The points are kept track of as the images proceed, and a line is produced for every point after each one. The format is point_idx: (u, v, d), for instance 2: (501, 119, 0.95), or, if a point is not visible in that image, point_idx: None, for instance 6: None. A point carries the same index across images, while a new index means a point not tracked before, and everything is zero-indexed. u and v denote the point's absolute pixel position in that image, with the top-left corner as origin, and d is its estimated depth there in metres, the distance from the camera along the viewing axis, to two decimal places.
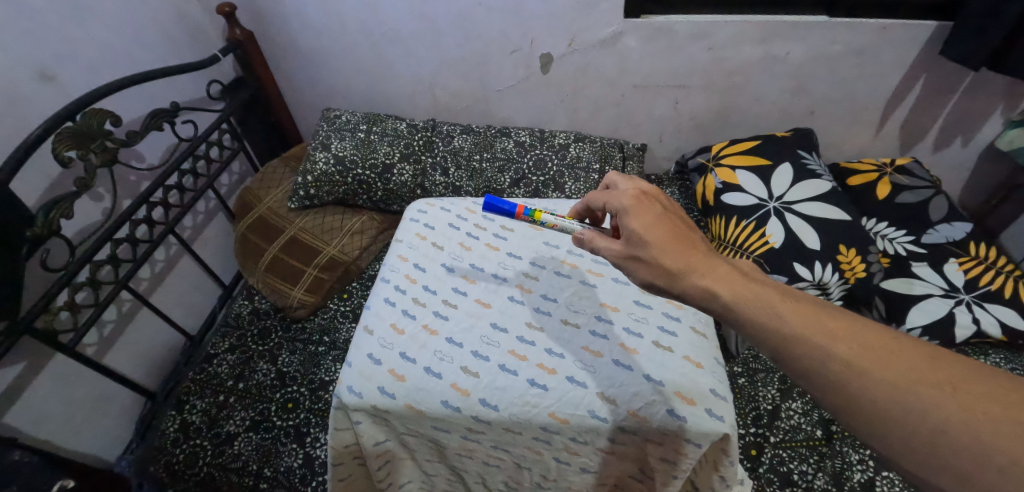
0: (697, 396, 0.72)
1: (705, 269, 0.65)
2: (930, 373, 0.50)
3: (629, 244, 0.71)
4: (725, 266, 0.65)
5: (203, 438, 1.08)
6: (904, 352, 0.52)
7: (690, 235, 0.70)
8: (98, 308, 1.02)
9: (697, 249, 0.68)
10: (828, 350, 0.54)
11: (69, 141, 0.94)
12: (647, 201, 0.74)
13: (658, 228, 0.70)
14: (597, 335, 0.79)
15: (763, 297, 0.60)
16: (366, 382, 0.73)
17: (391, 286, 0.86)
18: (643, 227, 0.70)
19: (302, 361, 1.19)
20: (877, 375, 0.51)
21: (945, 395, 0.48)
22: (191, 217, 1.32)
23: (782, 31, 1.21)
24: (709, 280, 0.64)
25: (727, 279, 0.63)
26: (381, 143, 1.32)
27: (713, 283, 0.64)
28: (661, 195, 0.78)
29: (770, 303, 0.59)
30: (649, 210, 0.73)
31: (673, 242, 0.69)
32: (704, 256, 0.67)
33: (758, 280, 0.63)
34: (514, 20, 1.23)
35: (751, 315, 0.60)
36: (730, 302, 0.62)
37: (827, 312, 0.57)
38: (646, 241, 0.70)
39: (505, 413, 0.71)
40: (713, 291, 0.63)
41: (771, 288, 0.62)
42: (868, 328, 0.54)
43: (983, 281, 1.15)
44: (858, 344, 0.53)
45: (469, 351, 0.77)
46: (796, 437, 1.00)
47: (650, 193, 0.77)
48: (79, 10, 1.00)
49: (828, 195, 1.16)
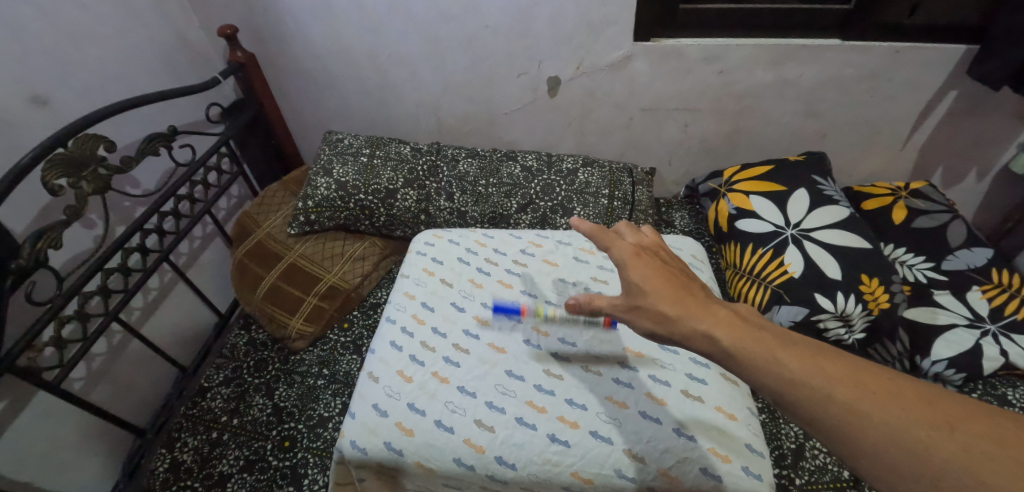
0: (732, 452, 0.68)
1: (704, 314, 0.61)
2: (929, 414, 0.46)
3: (628, 293, 0.66)
4: (722, 309, 0.61)
5: (194, 479, 1.02)
6: (901, 392, 0.48)
7: (689, 283, 0.66)
8: (86, 342, 0.96)
9: (696, 295, 0.64)
10: (828, 392, 0.49)
11: (58, 170, 0.89)
12: (646, 251, 0.69)
13: (657, 277, 0.66)
14: (621, 384, 0.74)
15: (761, 340, 0.55)
16: (370, 436, 0.69)
17: (398, 327, 0.81)
18: (642, 277, 0.66)
19: (300, 395, 1.13)
20: (878, 418, 0.47)
21: (946, 437, 0.45)
22: (186, 243, 1.28)
23: (795, 55, 1.19)
24: (707, 324, 0.60)
25: (725, 323, 0.59)
26: (384, 167, 1.29)
27: (711, 328, 0.59)
28: (660, 243, 0.73)
29: (769, 346, 0.55)
30: (646, 260, 0.68)
31: (672, 291, 0.64)
32: (706, 303, 0.62)
33: (756, 323, 0.59)
34: (521, 43, 1.21)
35: (750, 358, 0.55)
36: (728, 347, 0.57)
37: (826, 354, 0.52)
38: (644, 290, 0.65)
39: (523, 472, 0.67)
40: (711, 336, 0.59)
41: (767, 330, 0.57)
42: (864, 368, 0.51)
43: (1009, 309, 1.09)
44: (857, 384, 0.49)
45: (483, 401, 0.72)
46: (823, 479, 0.94)
47: (647, 242, 0.72)
48: (74, 33, 0.97)
49: (846, 222, 1.13)
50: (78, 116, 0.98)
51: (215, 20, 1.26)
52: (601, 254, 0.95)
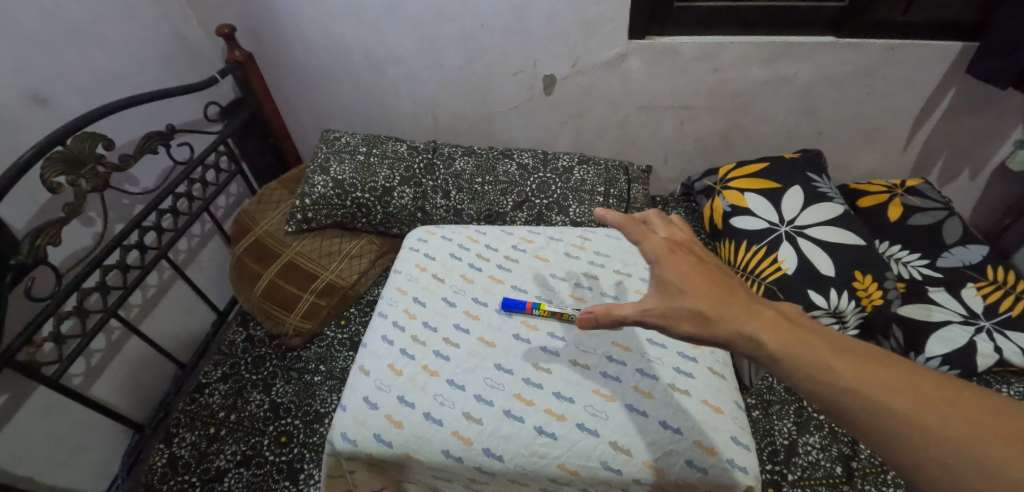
0: (717, 445, 0.69)
1: (748, 316, 0.61)
2: (992, 426, 0.46)
3: (666, 294, 0.66)
4: (766, 310, 0.61)
5: (191, 473, 1.03)
6: (963, 403, 0.48)
7: (728, 282, 0.66)
8: (85, 338, 0.97)
9: (737, 296, 0.64)
10: (885, 403, 0.50)
11: (58, 167, 0.90)
12: (681, 249, 0.69)
13: (695, 276, 0.66)
14: (609, 377, 0.75)
15: (810, 345, 0.56)
16: (360, 429, 0.70)
17: (389, 322, 0.82)
18: (679, 276, 0.66)
19: (297, 391, 1.14)
20: (938, 430, 0.47)
21: (1013, 451, 0.45)
22: (185, 241, 1.29)
23: (789, 53, 1.19)
24: (752, 326, 0.60)
25: (770, 325, 0.59)
26: (381, 165, 1.30)
27: (758, 331, 0.59)
28: (692, 241, 0.73)
29: (818, 350, 0.55)
30: (682, 257, 0.68)
31: (713, 291, 0.64)
32: (748, 303, 0.62)
33: (804, 326, 0.59)
34: (517, 41, 1.21)
35: (802, 363, 0.55)
36: (776, 352, 0.57)
37: (882, 362, 0.53)
38: (683, 290, 0.65)
39: (511, 464, 0.68)
40: (758, 339, 0.59)
41: (817, 335, 0.57)
42: (923, 377, 0.51)
43: (1003, 306, 1.09)
44: (916, 395, 0.49)
45: (472, 394, 0.73)
46: (816, 475, 0.95)
47: (681, 239, 0.72)
48: (74, 33, 0.99)
49: (841, 219, 1.13)
50: (78, 114, 0.99)
51: (213, 19, 1.27)
52: (592, 250, 0.95)
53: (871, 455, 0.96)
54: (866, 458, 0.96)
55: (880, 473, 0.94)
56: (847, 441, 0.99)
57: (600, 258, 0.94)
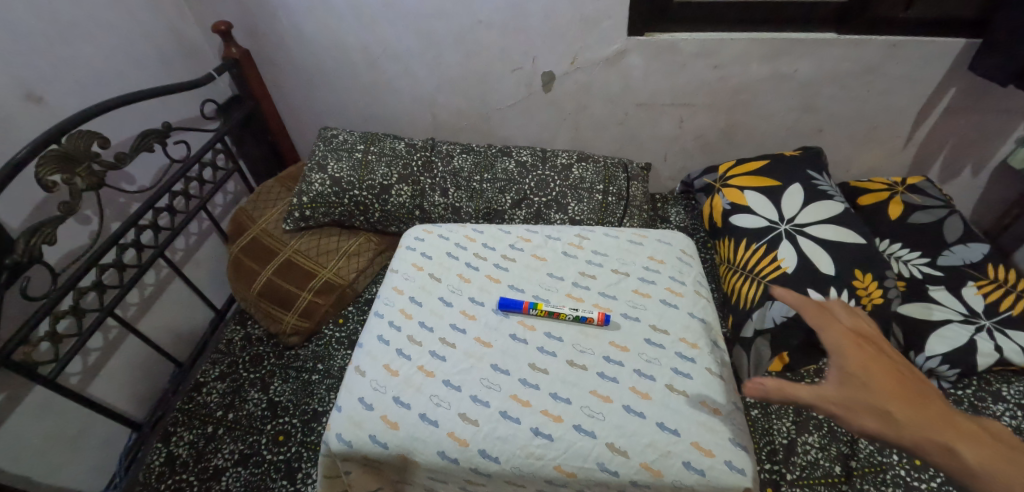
0: (715, 447, 0.68)
1: (920, 416, 0.63)
2: None
3: (845, 385, 0.66)
4: (938, 409, 0.63)
5: (189, 472, 1.03)
6: None
7: (905, 379, 0.67)
8: (81, 337, 0.97)
9: (908, 396, 0.65)
10: None
11: (52, 165, 0.89)
12: (862, 344, 0.71)
13: (883, 374, 0.67)
14: (606, 378, 0.75)
15: (992, 451, 0.58)
16: (355, 430, 0.70)
17: (385, 322, 0.82)
18: (864, 370, 0.67)
19: (295, 390, 1.13)
20: None
21: None
22: (183, 239, 1.29)
23: (790, 49, 1.18)
24: (940, 433, 0.60)
25: (941, 425, 0.61)
26: (379, 163, 1.29)
27: (935, 433, 0.61)
28: (875, 335, 0.74)
29: (993, 458, 0.57)
30: (866, 350, 0.70)
31: (900, 388, 0.66)
32: (916, 402, 0.64)
33: (975, 428, 0.61)
34: (516, 38, 1.21)
35: (988, 472, 0.56)
36: (970, 460, 0.57)
37: None
38: (868, 384, 0.66)
39: (507, 465, 0.67)
40: (947, 445, 0.59)
41: (992, 439, 0.59)
42: None
43: (1004, 305, 1.08)
44: None
45: (468, 395, 0.72)
46: (815, 474, 0.94)
47: (867, 333, 0.73)
48: (69, 30, 0.98)
49: (841, 217, 1.12)
50: (73, 112, 0.99)
51: (209, 16, 1.26)
52: (590, 249, 0.95)
53: (870, 455, 0.96)
54: (865, 458, 0.96)
55: (880, 472, 0.94)
56: (847, 440, 0.99)
57: (598, 257, 0.93)
